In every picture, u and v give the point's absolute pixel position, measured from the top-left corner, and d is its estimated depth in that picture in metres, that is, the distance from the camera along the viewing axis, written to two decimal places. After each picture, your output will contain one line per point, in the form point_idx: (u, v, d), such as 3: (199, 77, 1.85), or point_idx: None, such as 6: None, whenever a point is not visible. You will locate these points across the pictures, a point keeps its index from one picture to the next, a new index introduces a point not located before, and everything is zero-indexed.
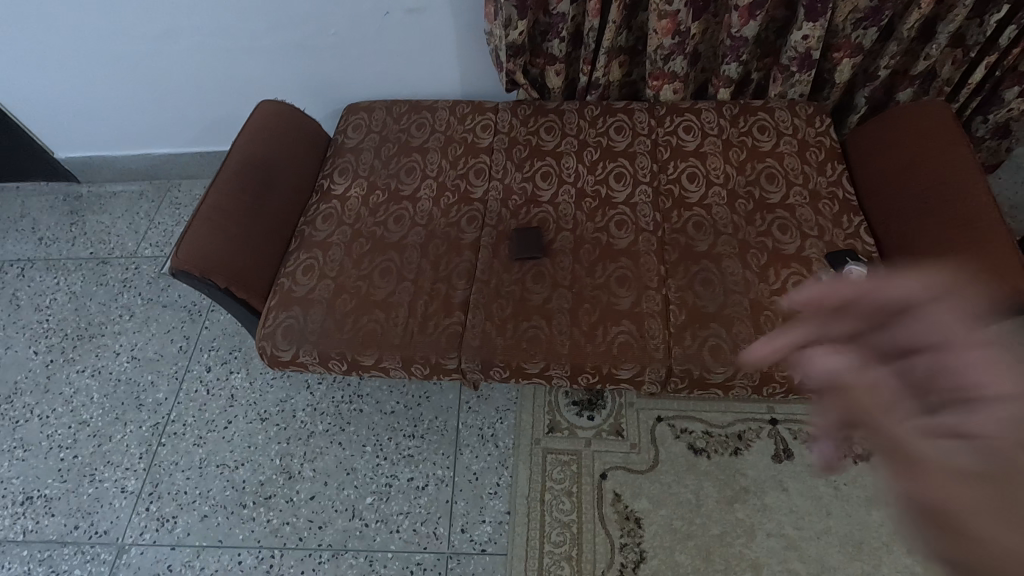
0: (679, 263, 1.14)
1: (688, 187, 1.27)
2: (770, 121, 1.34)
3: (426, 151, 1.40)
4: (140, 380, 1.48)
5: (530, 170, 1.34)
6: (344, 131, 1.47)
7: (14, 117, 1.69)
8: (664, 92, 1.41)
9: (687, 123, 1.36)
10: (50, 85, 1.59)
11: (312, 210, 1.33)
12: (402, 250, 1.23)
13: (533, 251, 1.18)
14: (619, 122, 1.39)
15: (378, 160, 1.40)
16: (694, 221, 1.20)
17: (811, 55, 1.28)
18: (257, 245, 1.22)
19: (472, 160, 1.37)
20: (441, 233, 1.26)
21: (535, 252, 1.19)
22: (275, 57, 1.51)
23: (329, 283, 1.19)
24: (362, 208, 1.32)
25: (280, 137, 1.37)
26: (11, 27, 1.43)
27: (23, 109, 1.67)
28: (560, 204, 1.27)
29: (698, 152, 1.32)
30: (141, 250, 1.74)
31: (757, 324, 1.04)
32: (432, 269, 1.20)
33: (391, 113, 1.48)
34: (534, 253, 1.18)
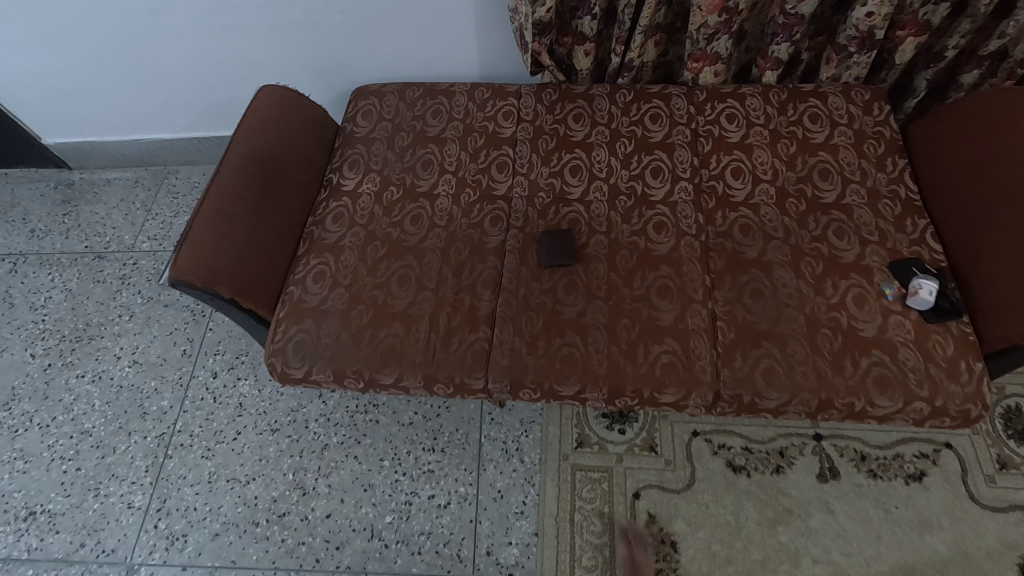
0: (726, 272, 1.04)
1: (733, 184, 1.15)
2: (823, 109, 1.22)
3: (444, 142, 1.28)
4: (143, 386, 1.40)
5: (558, 163, 1.22)
6: (353, 118, 1.35)
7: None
8: (704, 75, 1.28)
9: (730, 111, 1.24)
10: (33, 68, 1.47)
11: (321, 209, 1.23)
12: (420, 255, 1.13)
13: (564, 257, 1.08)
14: (654, 109, 1.27)
15: (390, 152, 1.28)
16: (741, 223, 1.10)
17: (873, 34, 1.14)
18: (263, 252, 1.12)
19: (493, 152, 1.25)
20: (462, 235, 1.15)
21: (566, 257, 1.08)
22: (276, 36, 1.37)
23: (341, 292, 1.10)
24: (375, 207, 1.21)
25: (284, 128, 1.25)
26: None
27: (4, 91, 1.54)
28: (592, 203, 1.16)
29: (743, 143, 1.20)
30: (139, 244, 1.65)
31: (814, 344, 0.95)
32: (454, 277, 1.10)
33: (404, 98, 1.36)
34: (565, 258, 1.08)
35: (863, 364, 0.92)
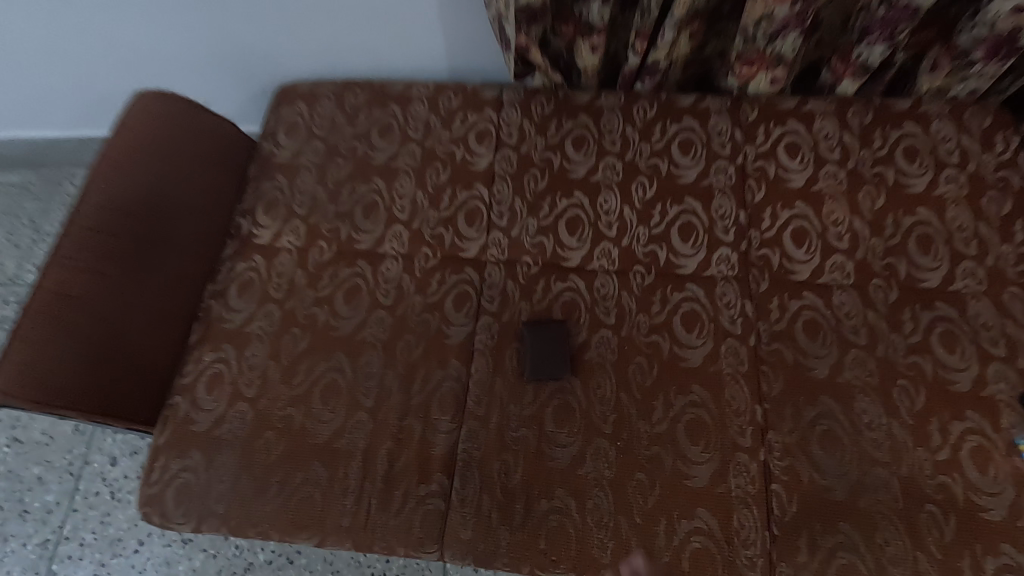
0: (785, 401, 0.73)
1: (794, 254, 0.82)
2: (923, 140, 0.86)
3: (394, 175, 0.93)
4: (22, 475, 1.11)
5: (550, 213, 0.88)
6: (272, 133, 0.99)
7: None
8: (756, 83, 0.91)
9: (792, 138, 0.89)
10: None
11: (224, 273, 0.89)
12: (355, 353, 0.81)
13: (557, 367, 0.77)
14: (685, 132, 0.91)
15: (321, 189, 0.94)
16: (806, 319, 0.78)
17: (1017, 36, 0.78)
18: (133, 347, 0.80)
19: (461, 193, 0.91)
20: (414, 322, 0.83)
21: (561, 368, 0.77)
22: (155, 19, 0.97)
23: (245, 410, 0.79)
24: (298, 273, 0.88)
25: (168, 156, 0.89)
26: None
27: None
28: (596, 278, 0.83)
29: (809, 190, 0.85)
30: (22, 275, 1.31)
31: (913, 529, 0.66)
32: (400, 390, 0.78)
33: (342, 106, 0.99)
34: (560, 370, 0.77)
35: (984, 568, 0.64)
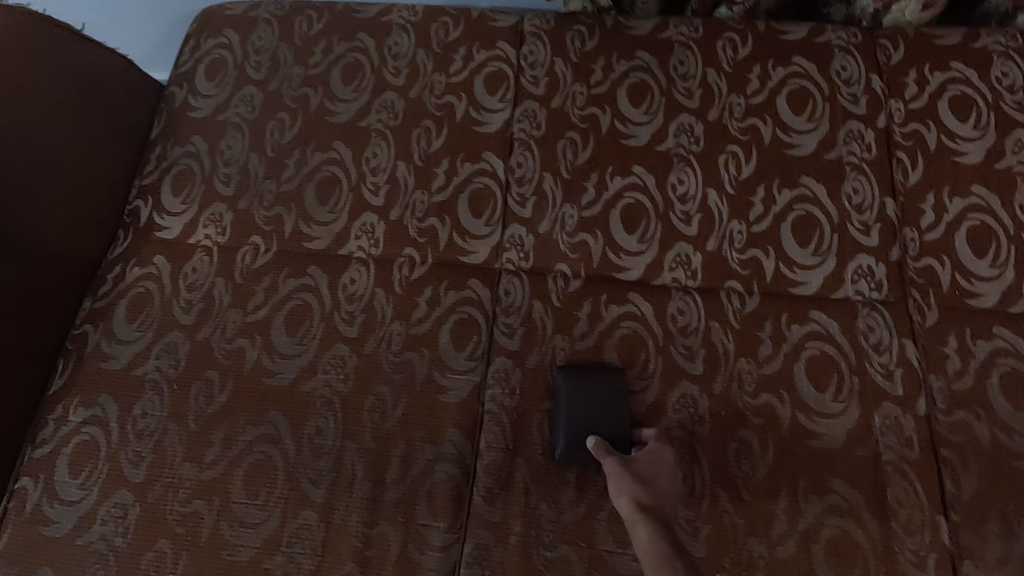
0: (981, 509, 0.46)
1: (974, 267, 0.54)
2: None
3: (363, 139, 0.63)
4: None
5: (596, 199, 0.59)
6: (187, 76, 0.68)
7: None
8: (903, 7, 0.61)
9: (959, 88, 0.59)
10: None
11: (110, 285, 0.60)
12: (300, 413, 0.53)
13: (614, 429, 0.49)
14: (796, 80, 0.61)
15: (257, 159, 0.64)
16: (1005, 372, 0.50)
17: None
18: None
19: (463, 168, 0.61)
20: (390, 367, 0.54)
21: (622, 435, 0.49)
22: None
23: (126, 505, 0.51)
24: (219, 284, 0.59)
25: (15, 108, 0.57)
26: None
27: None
28: (670, 300, 0.54)
29: (991, 168, 0.56)
30: None
31: None
32: (367, 478, 0.50)
33: (289, 37, 0.68)
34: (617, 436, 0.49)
35: None
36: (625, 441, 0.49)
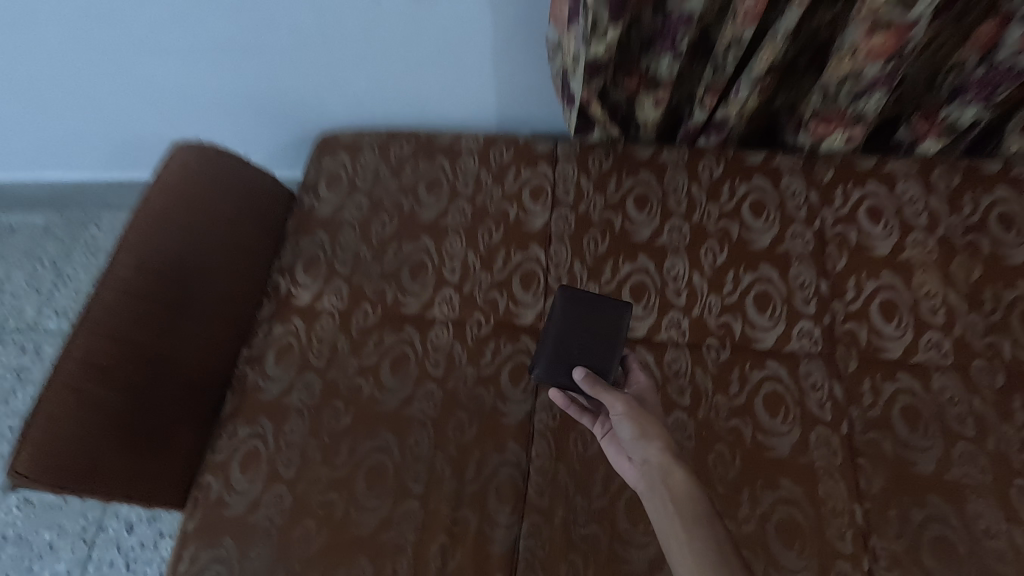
0: (887, 500, 0.65)
1: (884, 329, 0.75)
2: (1017, 206, 0.80)
3: (443, 233, 0.88)
4: (33, 539, 1.04)
5: (613, 278, 0.82)
6: (313, 187, 0.94)
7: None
8: (831, 141, 0.86)
9: (873, 200, 0.83)
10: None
11: (260, 337, 0.83)
12: (403, 431, 0.74)
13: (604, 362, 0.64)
14: (756, 193, 0.85)
15: (366, 247, 0.88)
16: (905, 405, 0.70)
17: None
18: (160, 419, 0.74)
19: (516, 254, 0.85)
20: (466, 398, 0.76)
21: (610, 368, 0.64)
22: (207, 63, 0.97)
23: (281, 495, 0.72)
24: (340, 338, 0.82)
25: (204, 213, 0.83)
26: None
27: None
28: (666, 352, 0.76)
29: (897, 259, 0.79)
30: (42, 321, 1.26)
31: None
32: (453, 478, 0.71)
33: (387, 158, 0.95)
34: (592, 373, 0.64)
35: None
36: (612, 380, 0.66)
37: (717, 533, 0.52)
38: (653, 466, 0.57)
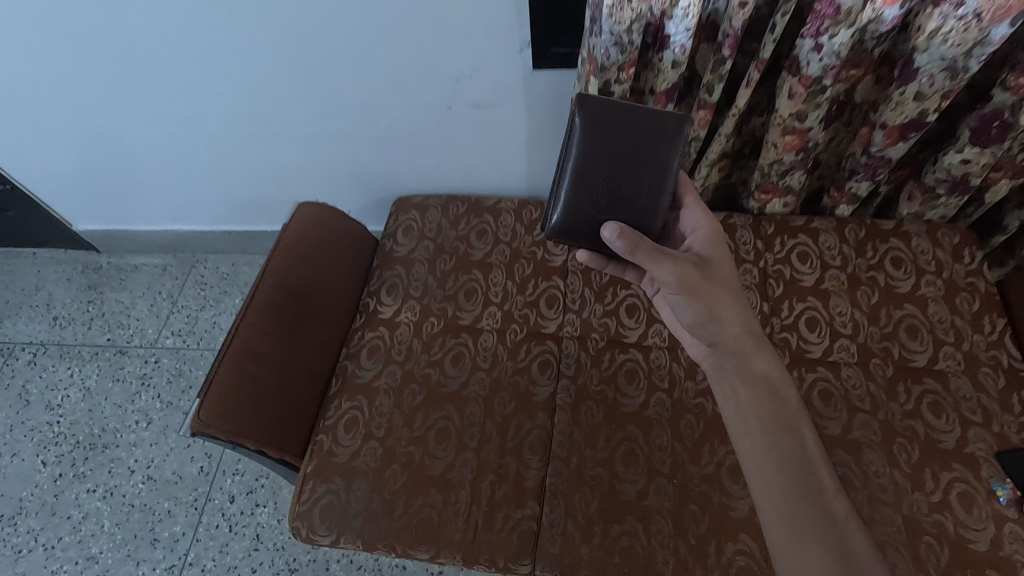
0: None
1: (808, 337, 1.04)
2: (906, 252, 1.11)
3: (489, 268, 1.20)
4: (156, 507, 1.33)
5: (613, 301, 1.13)
6: (393, 234, 1.28)
7: (16, 181, 1.50)
8: (773, 206, 1.18)
9: (802, 247, 1.14)
10: (53, 154, 1.39)
11: (356, 340, 1.14)
12: (462, 405, 1.03)
13: (629, 188, 0.82)
14: None
15: (432, 277, 1.20)
16: (821, 388, 0.99)
17: (969, 179, 1.03)
18: (292, 397, 1.03)
19: (543, 283, 1.17)
20: (507, 382, 1.05)
21: (633, 197, 0.82)
22: (319, 147, 1.32)
23: (375, 447, 1.01)
24: (414, 341, 1.12)
25: (318, 251, 1.16)
26: (8, 98, 1.23)
27: (15, 167, 1.45)
28: (651, 352, 1.06)
29: (818, 288, 1.09)
30: (161, 339, 1.59)
31: (916, 554, 0.83)
32: (498, 436, 0.99)
33: (447, 214, 1.29)
34: (615, 204, 0.82)
35: None
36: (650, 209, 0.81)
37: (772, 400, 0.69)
38: (722, 348, 0.75)
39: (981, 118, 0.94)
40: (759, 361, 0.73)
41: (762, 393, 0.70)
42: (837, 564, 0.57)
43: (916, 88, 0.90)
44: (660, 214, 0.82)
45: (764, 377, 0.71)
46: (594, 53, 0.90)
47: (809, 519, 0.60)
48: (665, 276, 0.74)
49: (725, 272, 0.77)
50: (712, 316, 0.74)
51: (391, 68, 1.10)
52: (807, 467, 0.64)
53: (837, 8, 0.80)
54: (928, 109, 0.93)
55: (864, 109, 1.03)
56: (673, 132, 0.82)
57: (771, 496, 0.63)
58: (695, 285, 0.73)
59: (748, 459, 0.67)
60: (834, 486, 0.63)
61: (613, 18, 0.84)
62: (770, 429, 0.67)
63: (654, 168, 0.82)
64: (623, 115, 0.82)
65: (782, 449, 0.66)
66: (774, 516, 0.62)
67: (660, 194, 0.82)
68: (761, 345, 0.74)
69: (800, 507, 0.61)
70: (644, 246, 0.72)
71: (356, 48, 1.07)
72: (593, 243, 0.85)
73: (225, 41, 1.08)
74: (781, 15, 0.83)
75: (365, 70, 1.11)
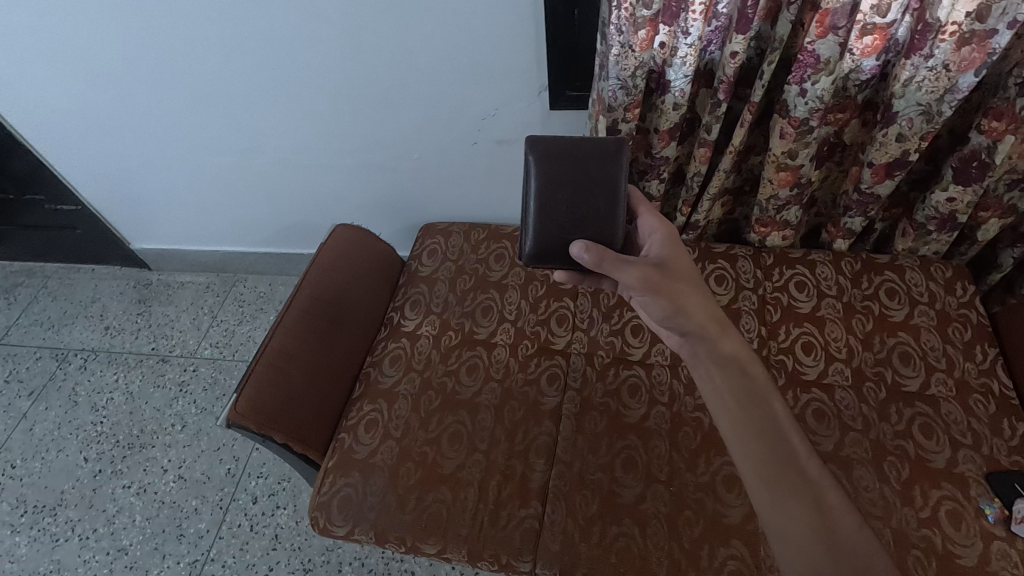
0: None
1: (804, 360, 1.10)
2: (900, 283, 1.16)
3: (505, 288, 1.30)
4: (184, 504, 1.41)
5: (619, 321, 1.21)
6: (419, 256, 1.39)
7: (87, 201, 1.67)
8: (772, 239, 1.25)
9: (800, 277, 1.20)
10: (123, 177, 1.56)
11: (379, 349, 1.23)
12: (474, 411, 1.11)
13: (586, 206, 0.91)
14: (719, 270, 1.23)
15: (453, 295, 1.30)
16: (816, 408, 1.04)
17: (956, 217, 1.10)
18: (317, 399, 1.11)
19: (554, 303, 1.26)
20: (517, 392, 1.13)
21: (591, 213, 0.91)
22: (356, 176, 1.46)
23: (392, 445, 1.08)
24: (433, 351, 1.21)
25: (352, 267, 1.27)
26: (92, 125, 1.40)
27: (88, 187, 1.62)
28: (654, 368, 1.13)
29: (814, 315, 1.15)
30: (201, 350, 1.71)
31: (904, 565, 0.87)
32: (507, 440, 1.06)
33: (469, 239, 1.40)
34: (578, 222, 0.91)
35: None
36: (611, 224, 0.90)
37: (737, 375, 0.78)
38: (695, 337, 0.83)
39: (962, 159, 1.01)
40: (727, 343, 0.81)
41: (733, 372, 0.79)
42: (816, 520, 0.66)
43: (897, 130, 0.98)
44: (618, 224, 0.91)
45: (731, 357, 0.80)
46: (604, 94, 1.02)
47: (788, 482, 0.69)
48: (632, 282, 0.83)
49: (684, 266, 0.86)
50: (680, 310, 0.82)
51: (425, 107, 1.24)
52: (780, 435, 0.73)
53: (818, 58, 0.90)
54: (910, 149, 1.00)
55: (853, 150, 1.13)
56: (614, 153, 0.92)
57: (753, 465, 0.72)
58: (661, 286, 0.83)
59: (729, 435, 0.75)
60: (806, 449, 0.72)
61: (619, 65, 0.96)
62: (744, 405, 0.75)
63: (605, 186, 0.91)
64: (570, 148, 0.93)
65: (757, 422, 0.74)
66: (759, 484, 0.70)
67: (615, 208, 0.91)
68: (726, 326, 0.82)
69: (779, 472, 0.70)
70: (604, 255, 0.84)
71: (397, 90, 1.21)
72: (564, 260, 0.93)
73: (284, 81, 1.23)
74: (768, 64, 0.94)
75: (403, 109, 1.26)
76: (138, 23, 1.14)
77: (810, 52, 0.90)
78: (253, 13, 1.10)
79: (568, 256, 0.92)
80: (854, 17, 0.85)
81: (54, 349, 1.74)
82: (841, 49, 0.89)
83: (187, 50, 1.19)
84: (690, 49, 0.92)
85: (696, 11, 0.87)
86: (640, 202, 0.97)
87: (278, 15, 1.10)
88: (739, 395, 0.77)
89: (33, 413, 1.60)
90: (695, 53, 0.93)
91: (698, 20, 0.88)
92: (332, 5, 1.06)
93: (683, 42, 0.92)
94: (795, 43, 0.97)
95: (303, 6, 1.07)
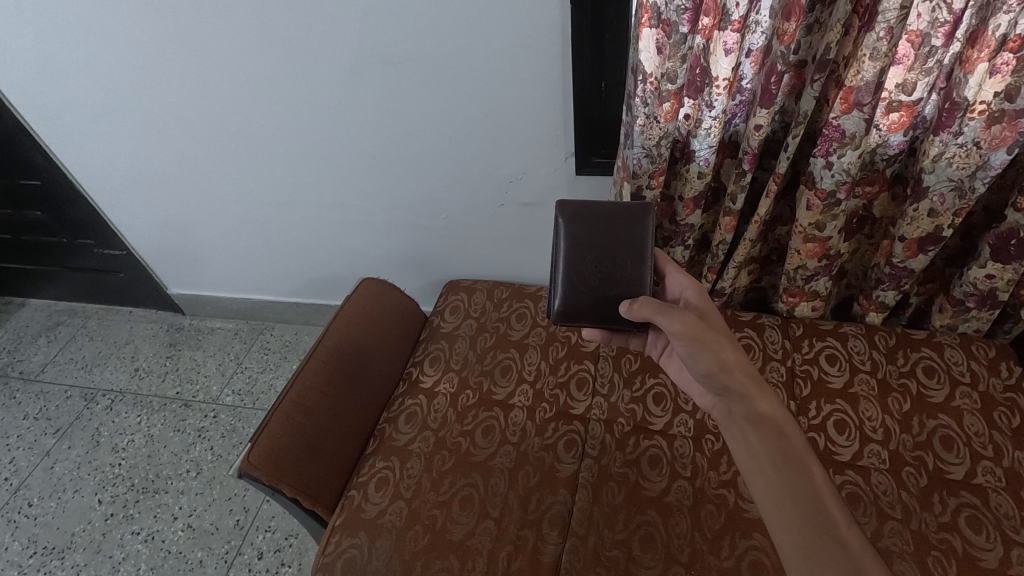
0: None
1: (837, 439, 1.04)
2: (938, 361, 1.11)
3: (525, 348, 1.29)
4: (189, 556, 1.38)
5: (641, 387, 1.18)
6: (442, 312, 1.40)
7: (132, 246, 1.76)
8: (801, 309, 1.22)
9: (831, 350, 1.16)
10: (167, 226, 1.64)
11: (396, 406, 1.22)
12: (487, 474, 1.07)
13: (610, 267, 0.94)
14: (747, 339, 1.20)
15: (472, 353, 1.29)
16: (849, 491, 0.97)
17: (996, 293, 1.05)
18: (330, 455, 1.09)
19: (575, 366, 1.24)
20: (533, 457, 1.09)
21: (615, 273, 0.94)
22: (386, 232, 1.50)
23: (401, 506, 1.05)
24: (449, 410, 1.19)
25: (377, 319, 1.28)
26: (145, 178, 1.50)
27: (136, 236, 1.71)
28: (676, 440, 1.08)
29: (847, 391, 1.10)
30: (222, 396, 1.73)
31: None
32: (520, 507, 1.02)
33: (492, 297, 1.41)
34: (602, 283, 0.94)
35: None
36: (630, 290, 0.93)
37: (771, 440, 0.76)
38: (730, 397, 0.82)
39: (999, 237, 0.98)
40: (764, 404, 0.79)
41: (770, 433, 0.77)
42: None
43: (928, 205, 0.97)
44: (644, 280, 0.94)
45: (766, 418, 0.78)
46: (628, 162, 1.04)
47: (826, 551, 0.65)
48: (676, 330, 0.82)
49: (718, 322, 0.86)
50: (720, 364, 0.82)
51: (455, 169, 1.29)
52: (817, 500, 0.69)
53: (843, 132, 0.90)
54: (943, 225, 0.98)
55: (883, 224, 1.12)
56: (640, 216, 0.94)
57: (789, 533, 0.68)
58: (705, 338, 0.82)
59: (763, 500, 0.72)
60: (846, 519, 0.67)
61: (644, 135, 0.98)
62: (780, 468, 0.73)
63: (627, 247, 0.94)
64: (593, 211, 0.96)
65: (792, 485, 0.71)
66: (797, 555, 0.66)
67: (638, 267, 0.93)
68: (764, 387, 0.81)
69: (816, 539, 0.66)
70: (655, 303, 0.85)
71: (429, 152, 1.27)
72: (590, 318, 0.96)
73: (324, 142, 1.30)
74: (794, 137, 0.95)
75: (433, 170, 1.31)
76: (197, 85, 1.24)
77: (835, 127, 0.90)
78: (301, 82, 1.18)
79: (594, 316, 0.95)
80: (880, 95, 0.86)
81: (83, 389, 1.79)
82: (867, 125, 0.89)
83: (239, 114, 1.28)
84: (713, 121, 0.94)
85: (721, 85, 0.88)
86: (660, 259, 0.99)
87: (322, 83, 1.17)
88: (775, 456, 0.74)
89: (56, 451, 1.62)
90: (719, 125, 0.95)
91: (723, 94, 0.90)
92: (373, 76, 1.14)
93: (707, 115, 0.93)
94: (821, 117, 0.99)
95: (346, 77, 1.15)
